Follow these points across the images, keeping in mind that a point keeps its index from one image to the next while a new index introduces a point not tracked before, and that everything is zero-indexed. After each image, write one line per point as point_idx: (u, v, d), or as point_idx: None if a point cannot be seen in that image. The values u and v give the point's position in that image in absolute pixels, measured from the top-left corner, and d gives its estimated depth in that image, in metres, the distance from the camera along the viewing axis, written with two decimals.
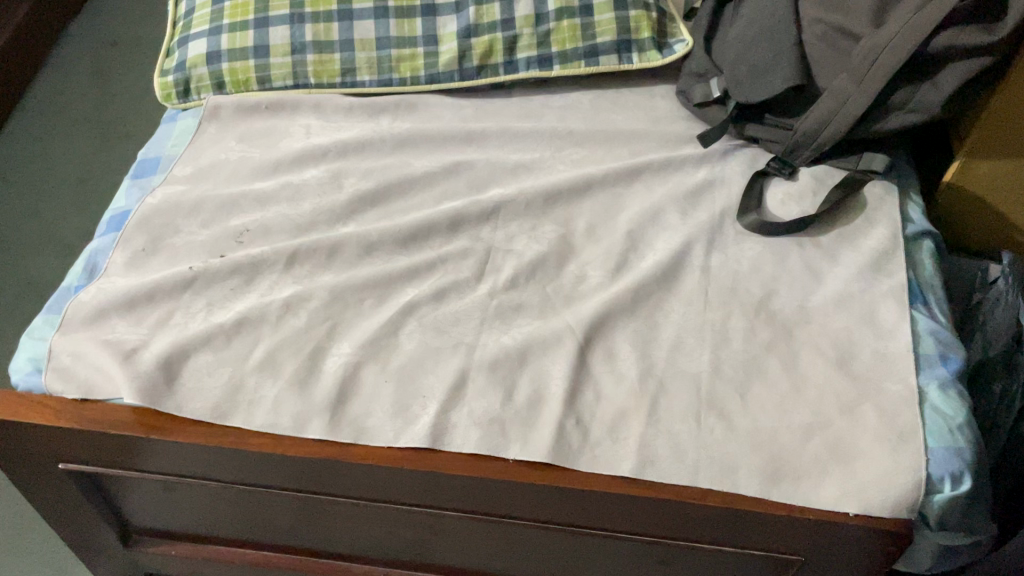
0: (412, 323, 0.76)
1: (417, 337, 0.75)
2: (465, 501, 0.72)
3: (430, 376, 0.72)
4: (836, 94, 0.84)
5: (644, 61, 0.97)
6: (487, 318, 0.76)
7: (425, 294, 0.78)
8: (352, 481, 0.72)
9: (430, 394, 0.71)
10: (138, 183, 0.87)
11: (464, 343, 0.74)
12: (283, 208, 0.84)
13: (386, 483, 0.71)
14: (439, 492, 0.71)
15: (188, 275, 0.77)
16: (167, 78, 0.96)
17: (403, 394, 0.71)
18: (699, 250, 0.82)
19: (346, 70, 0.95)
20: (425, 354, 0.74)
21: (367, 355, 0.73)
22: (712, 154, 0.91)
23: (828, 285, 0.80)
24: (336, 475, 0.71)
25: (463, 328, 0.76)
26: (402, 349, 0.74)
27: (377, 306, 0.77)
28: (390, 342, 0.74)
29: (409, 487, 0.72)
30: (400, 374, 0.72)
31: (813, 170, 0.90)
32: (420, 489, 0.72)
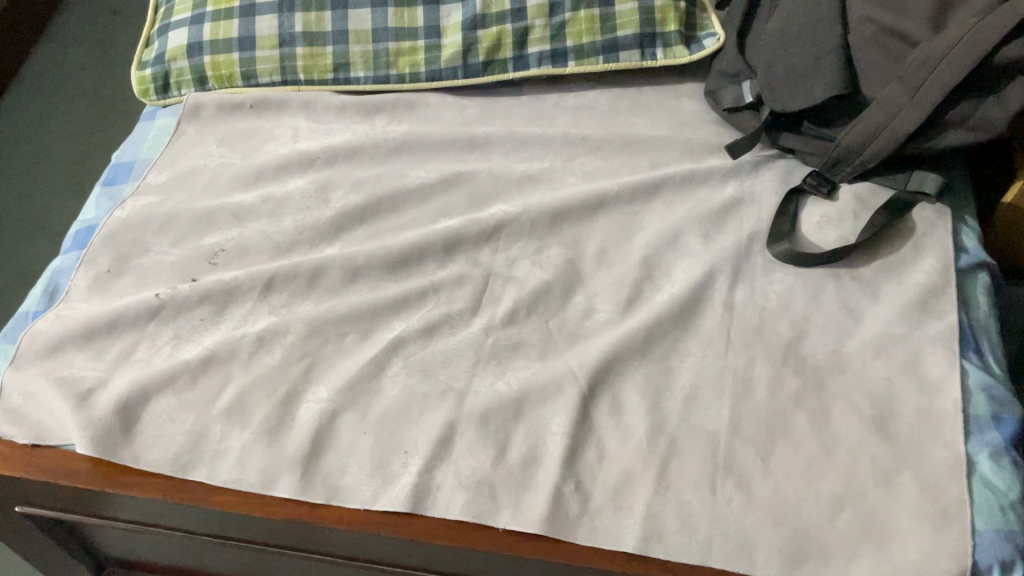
0: (397, 363, 0.68)
1: (402, 380, 0.67)
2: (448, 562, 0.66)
3: (414, 427, 0.65)
4: (885, 105, 0.74)
5: (669, 57, 0.88)
6: (481, 358, 0.69)
7: (414, 329, 0.70)
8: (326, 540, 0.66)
9: (414, 449, 0.64)
10: (108, 192, 0.80)
11: (453, 389, 0.67)
12: (262, 224, 0.76)
13: (362, 544, 0.65)
14: (419, 553, 0.65)
15: (153, 303, 0.70)
16: (144, 72, 0.88)
17: (383, 448, 0.64)
18: (722, 282, 0.73)
19: (339, 65, 0.86)
20: (409, 401, 0.66)
21: (345, 401, 0.66)
22: (742, 167, 0.82)
23: (867, 327, 0.71)
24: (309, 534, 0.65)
25: (453, 370, 0.68)
26: (384, 394, 0.67)
27: (359, 342, 0.70)
28: (371, 386, 0.67)
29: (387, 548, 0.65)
30: (381, 425, 0.65)
31: (856, 188, 0.80)
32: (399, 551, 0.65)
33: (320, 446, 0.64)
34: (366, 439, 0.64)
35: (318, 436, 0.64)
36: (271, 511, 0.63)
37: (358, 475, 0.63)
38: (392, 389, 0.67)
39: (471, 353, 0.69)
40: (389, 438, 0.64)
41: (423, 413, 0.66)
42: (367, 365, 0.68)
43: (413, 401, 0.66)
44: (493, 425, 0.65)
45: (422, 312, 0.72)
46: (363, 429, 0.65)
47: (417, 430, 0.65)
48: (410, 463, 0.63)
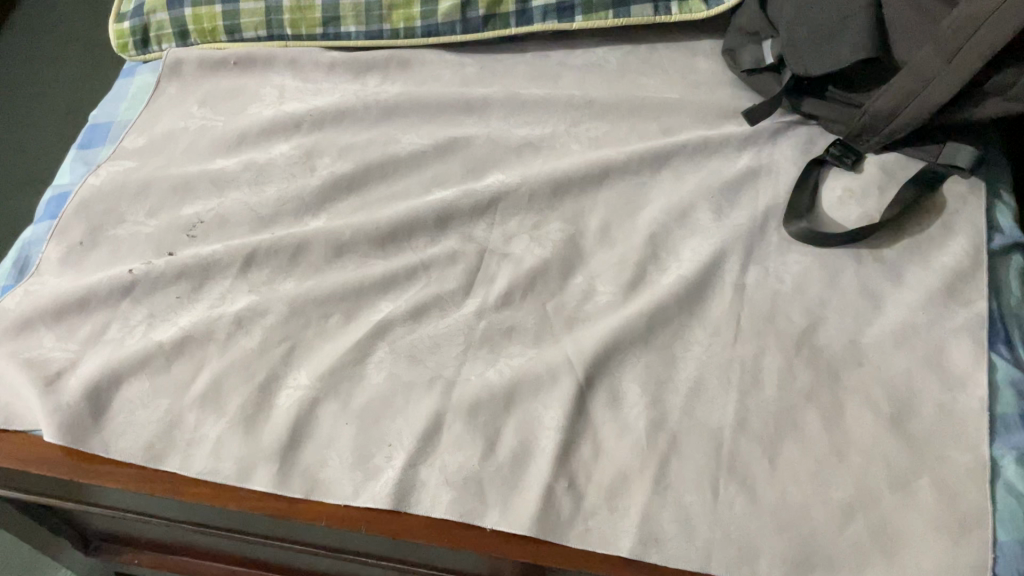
0: (382, 348, 0.64)
1: (388, 366, 0.63)
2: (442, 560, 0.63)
3: (400, 417, 0.61)
4: (917, 72, 0.67)
5: (684, 12, 0.81)
6: (472, 343, 0.65)
7: (402, 311, 0.66)
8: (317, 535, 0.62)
9: (399, 441, 0.60)
10: (84, 156, 0.76)
11: (441, 377, 0.63)
12: (244, 194, 0.72)
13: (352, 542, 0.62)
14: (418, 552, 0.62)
15: (126, 280, 0.66)
16: (121, 24, 0.81)
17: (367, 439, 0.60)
18: (733, 263, 0.68)
19: (328, 19, 0.80)
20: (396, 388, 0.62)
21: (326, 387, 0.62)
22: (760, 135, 0.76)
23: (889, 314, 0.65)
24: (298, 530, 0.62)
25: (442, 355, 0.64)
26: (368, 381, 0.63)
27: (343, 324, 0.66)
28: (357, 371, 0.63)
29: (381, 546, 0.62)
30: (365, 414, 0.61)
31: (883, 159, 0.74)
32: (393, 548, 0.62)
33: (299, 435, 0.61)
34: (349, 429, 0.61)
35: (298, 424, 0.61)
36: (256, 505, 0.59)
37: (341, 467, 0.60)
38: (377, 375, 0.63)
39: (462, 338, 0.65)
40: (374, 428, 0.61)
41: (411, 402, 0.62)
42: (351, 349, 0.64)
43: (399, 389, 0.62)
44: (483, 417, 0.61)
45: (412, 292, 0.67)
46: (345, 418, 0.61)
47: (404, 421, 0.61)
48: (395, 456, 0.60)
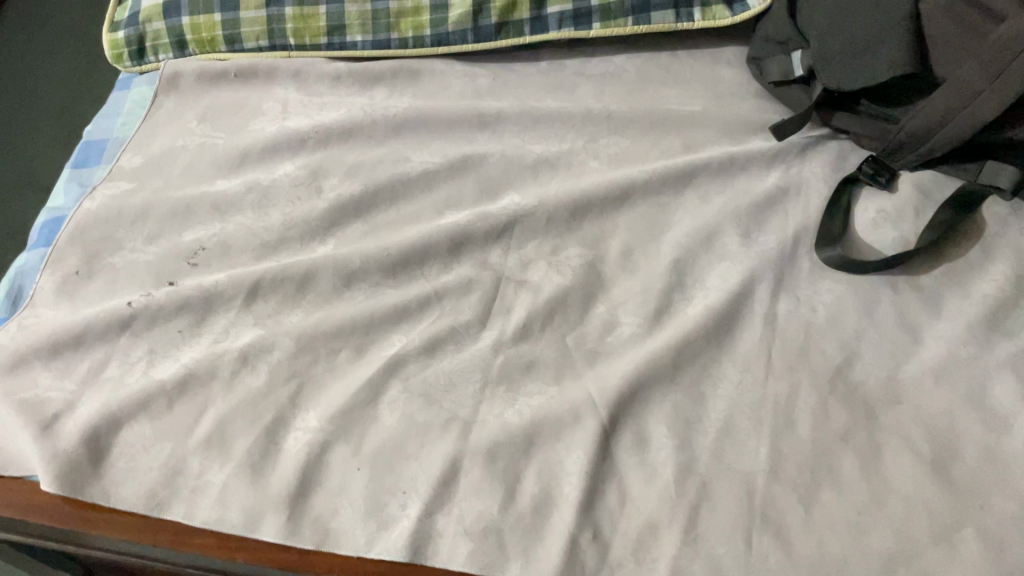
0: (395, 387, 0.61)
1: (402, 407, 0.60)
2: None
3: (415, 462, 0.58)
4: (957, 89, 0.63)
5: (708, 19, 0.77)
6: (489, 381, 0.61)
7: (415, 346, 0.62)
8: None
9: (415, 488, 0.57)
10: (78, 176, 0.72)
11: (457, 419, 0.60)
12: (247, 218, 0.68)
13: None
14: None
15: (124, 314, 0.63)
16: (116, 34, 0.77)
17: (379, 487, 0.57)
18: (763, 292, 0.65)
19: (333, 28, 0.76)
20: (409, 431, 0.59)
21: (337, 430, 0.59)
22: (788, 151, 0.72)
23: (928, 348, 0.62)
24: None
25: (458, 394, 0.61)
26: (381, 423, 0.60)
27: (353, 360, 0.62)
28: (369, 412, 0.60)
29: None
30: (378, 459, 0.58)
31: (919, 177, 0.70)
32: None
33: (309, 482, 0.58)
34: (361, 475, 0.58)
35: (308, 470, 0.58)
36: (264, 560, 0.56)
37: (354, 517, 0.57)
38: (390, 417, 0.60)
39: (478, 375, 0.62)
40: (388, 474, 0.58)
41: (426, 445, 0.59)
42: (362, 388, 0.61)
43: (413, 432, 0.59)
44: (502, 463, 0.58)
45: (425, 325, 0.64)
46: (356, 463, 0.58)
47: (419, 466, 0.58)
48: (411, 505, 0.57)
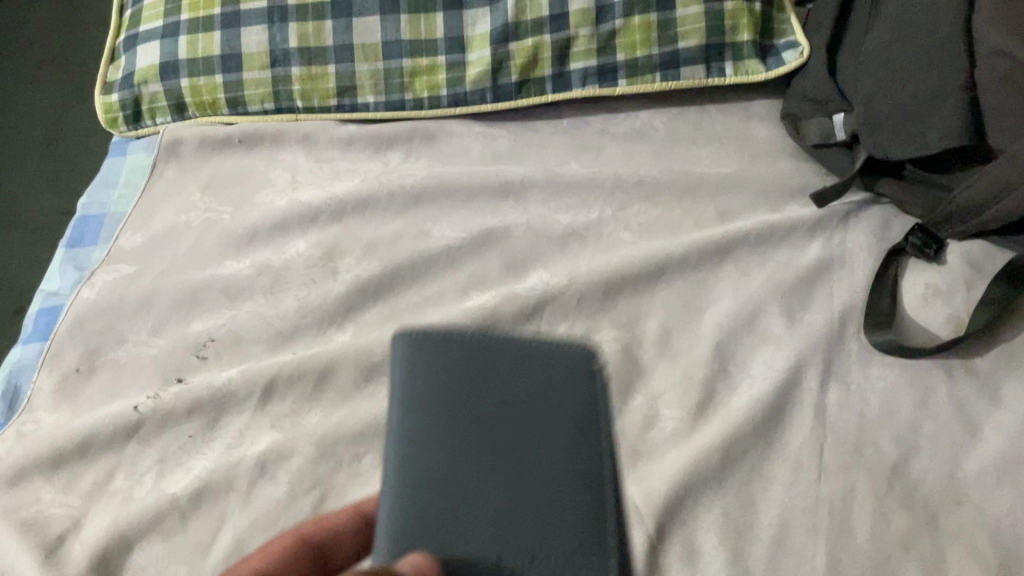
0: (485, 394, 0.49)
1: (491, 418, 0.48)
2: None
3: (546, 476, 0.48)
4: (1016, 162, 0.59)
5: (740, 73, 0.73)
6: (599, 401, 0.52)
7: (511, 350, 0.50)
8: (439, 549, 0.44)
9: (569, 526, 0.47)
10: (74, 258, 0.67)
11: (563, 451, 0.49)
12: (259, 304, 0.64)
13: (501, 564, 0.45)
14: (613, 574, 0.48)
15: (132, 419, 0.59)
16: (110, 97, 0.72)
17: (482, 537, 0.45)
18: (811, 381, 0.61)
19: (343, 88, 0.72)
20: (508, 434, 0.48)
21: (413, 442, 0.47)
22: (830, 220, 0.68)
23: (988, 441, 0.58)
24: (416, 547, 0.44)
25: (547, 445, 0.49)
26: (475, 428, 0.48)
27: (428, 355, 0.49)
28: (458, 418, 0.48)
29: (518, 551, 0.46)
30: (468, 488, 0.46)
31: (969, 247, 0.66)
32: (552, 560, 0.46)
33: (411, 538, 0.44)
34: (442, 513, 0.45)
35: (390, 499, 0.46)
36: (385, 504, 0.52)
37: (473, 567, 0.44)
38: (494, 420, 0.48)
39: (580, 391, 0.51)
40: (493, 505, 0.46)
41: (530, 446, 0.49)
42: (451, 378, 0.49)
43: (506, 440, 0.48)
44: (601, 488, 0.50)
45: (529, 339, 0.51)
46: (440, 494, 0.46)
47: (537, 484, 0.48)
48: (556, 562, 0.46)
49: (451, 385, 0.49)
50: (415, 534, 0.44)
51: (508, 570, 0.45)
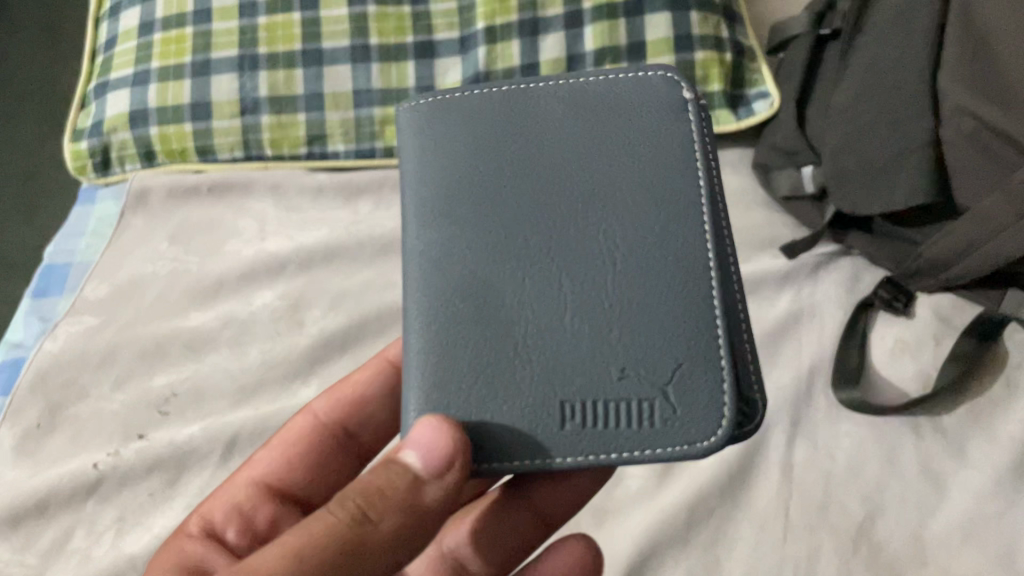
0: (519, 136, 0.45)
1: (524, 158, 0.45)
2: (722, 389, 0.41)
3: (618, 272, 0.43)
4: (980, 221, 0.58)
5: (712, 123, 0.73)
6: (695, 143, 0.44)
7: (559, 113, 0.46)
8: (474, 368, 0.42)
9: (657, 337, 0.42)
10: (39, 309, 0.67)
11: (628, 182, 0.44)
12: (223, 357, 0.63)
13: (565, 416, 0.41)
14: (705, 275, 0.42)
15: (91, 477, 0.58)
16: (80, 144, 0.73)
17: (540, 383, 0.41)
18: (777, 438, 0.61)
19: (313, 137, 0.71)
20: (556, 199, 0.44)
21: (437, 241, 0.44)
22: (799, 273, 0.68)
23: (954, 501, 0.58)
24: (449, 411, 0.41)
25: (617, 224, 0.43)
26: (513, 212, 0.44)
27: (455, 118, 0.46)
28: (492, 197, 0.44)
29: (597, 372, 0.41)
30: (508, 290, 0.43)
31: (938, 301, 0.66)
32: (615, 372, 0.41)
33: (443, 385, 0.41)
34: (491, 351, 0.42)
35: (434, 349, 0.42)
36: (338, 403, 0.54)
37: (525, 399, 0.41)
38: (540, 187, 0.44)
39: (680, 126, 0.44)
40: (545, 320, 0.42)
41: (583, 163, 0.44)
42: (479, 139, 0.45)
43: (560, 215, 0.44)
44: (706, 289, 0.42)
45: (581, 81, 0.46)
46: (474, 256, 0.43)
47: (618, 281, 0.42)
48: (629, 383, 0.41)
49: (478, 159, 0.45)
50: (450, 399, 0.41)
51: (576, 404, 0.41)
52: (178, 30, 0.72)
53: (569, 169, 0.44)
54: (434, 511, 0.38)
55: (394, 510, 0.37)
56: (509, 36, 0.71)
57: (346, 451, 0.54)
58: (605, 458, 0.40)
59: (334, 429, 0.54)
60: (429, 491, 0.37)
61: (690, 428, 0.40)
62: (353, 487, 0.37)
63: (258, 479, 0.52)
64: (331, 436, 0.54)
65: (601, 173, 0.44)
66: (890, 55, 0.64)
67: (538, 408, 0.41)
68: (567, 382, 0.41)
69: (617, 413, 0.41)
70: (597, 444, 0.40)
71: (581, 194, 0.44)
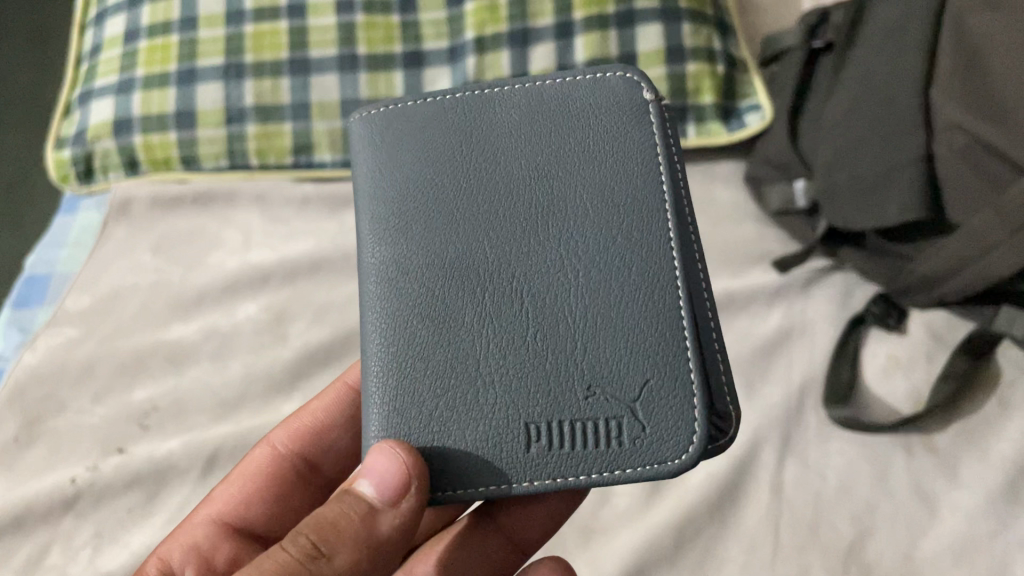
0: (475, 149, 0.44)
1: (481, 172, 0.43)
2: (690, 403, 0.40)
3: (579, 286, 0.42)
4: (972, 237, 0.57)
5: (704, 135, 0.73)
6: (655, 149, 0.43)
7: (515, 124, 0.44)
8: (433, 391, 0.41)
9: (619, 354, 0.41)
10: (19, 319, 0.66)
11: (588, 195, 0.43)
12: (204, 370, 0.62)
13: (528, 436, 0.40)
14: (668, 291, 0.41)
15: (68, 492, 0.57)
16: (62, 153, 0.72)
17: (502, 405, 0.41)
18: (768, 456, 0.60)
19: (299, 146, 0.70)
20: (512, 212, 0.43)
21: (390, 262, 0.43)
22: (790, 288, 0.68)
23: (945, 521, 0.57)
24: (409, 436, 0.41)
25: (578, 240, 0.42)
26: (469, 228, 0.43)
27: (406, 130, 0.45)
28: (446, 214, 0.43)
29: (560, 394, 0.41)
30: (466, 311, 0.42)
31: (930, 318, 0.65)
32: (575, 393, 0.41)
33: (403, 409, 0.41)
34: (451, 374, 0.41)
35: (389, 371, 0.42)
36: (298, 433, 0.54)
37: (484, 420, 0.41)
38: (497, 200, 0.43)
39: (639, 131, 0.43)
40: (504, 341, 0.42)
41: (543, 174, 0.43)
42: (430, 152, 0.44)
43: (517, 229, 0.43)
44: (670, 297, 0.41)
45: (538, 84, 0.44)
46: (431, 277, 0.42)
47: (579, 298, 0.42)
48: (592, 403, 0.40)
49: (430, 173, 0.43)
50: (410, 424, 0.41)
51: (539, 428, 0.40)
52: (164, 37, 0.71)
53: (527, 181, 0.43)
54: (388, 542, 0.38)
55: (348, 545, 0.36)
56: (497, 46, 0.71)
57: (309, 482, 0.54)
58: (571, 481, 0.40)
59: (296, 460, 0.53)
60: (382, 520, 0.38)
61: (657, 446, 0.40)
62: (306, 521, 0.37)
63: (220, 517, 0.51)
64: (293, 467, 0.53)
65: (561, 182, 0.43)
66: (883, 70, 0.64)
67: (500, 430, 0.41)
68: (528, 402, 0.41)
69: (580, 435, 0.40)
70: (563, 467, 0.40)
71: (544, 204, 0.43)
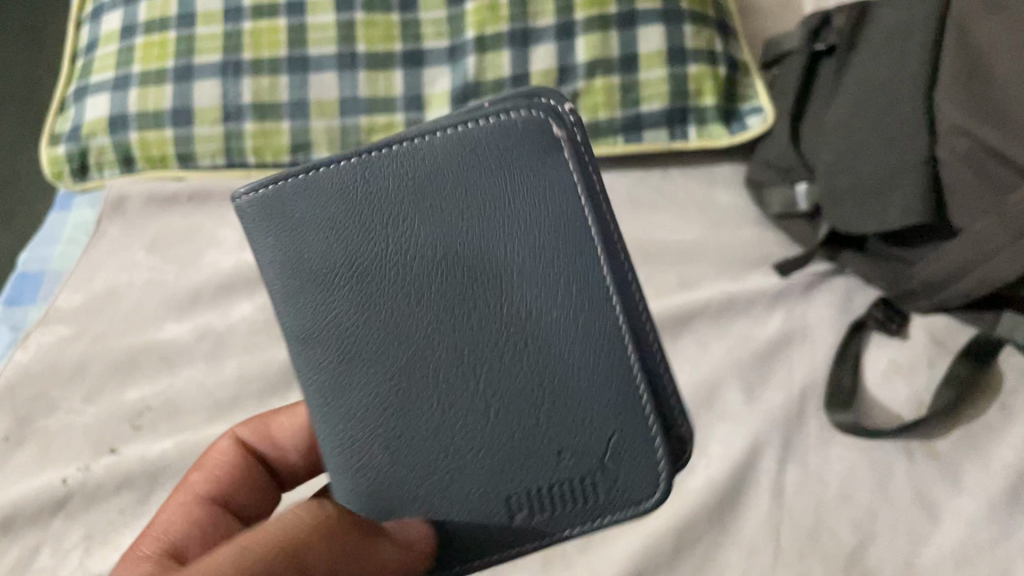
0: (383, 231, 0.39)
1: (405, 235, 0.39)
2: (649, 456, 0.37)
3: (526, 356, 0.38)
4: (974, 241, 0.57)
5: (704, 138, 0.72)
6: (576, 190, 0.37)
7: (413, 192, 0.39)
8: (411, 477, 0.40)
9: (579, 416, 0.37)
10: (10, 318, 0.65)
11: (514, 255, 0.38)
12: (199, 370, 0.62)
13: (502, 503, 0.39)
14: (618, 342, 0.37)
15: (59, 493, 0.56)
16: (57, 150, 0.71)
17: (478, 480, 0.39)
18: (769, 461, 0.59)
19: (297, 145, 0.70)
20: (444, 291, 0.39)
21: (335, 344, 0.41)
22: (791, 293, 0.67)
23: (947, 528, 0.56)
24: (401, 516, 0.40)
25: (519, 305, 0.38)
26: (409, 300, 0.39)
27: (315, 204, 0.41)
28: (388, 287, 0.40)
29: (529, 458, 0.38)
30: (419, 403, 0.39)
31: (932, 322, 0.65)
32: (543, 458, 0.38)
33: (387, 499, 0.40)
34: (418, 457, 0.40)
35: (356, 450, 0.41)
36: (269, 438, 0.52)
37: (460, 492, 0.39)
38: (422, 284, 0.39)
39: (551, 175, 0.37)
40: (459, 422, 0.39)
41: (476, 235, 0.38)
42: (346, 247, 0.40)
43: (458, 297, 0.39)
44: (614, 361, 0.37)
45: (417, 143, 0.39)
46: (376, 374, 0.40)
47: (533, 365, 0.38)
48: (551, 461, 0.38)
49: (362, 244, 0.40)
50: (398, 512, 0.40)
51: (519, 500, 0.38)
52: (161, 33, 0.70)
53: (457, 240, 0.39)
54: (386, 566, 0.38)
55: (340, 545, 0.37)
56: (498, 45, 0.70)
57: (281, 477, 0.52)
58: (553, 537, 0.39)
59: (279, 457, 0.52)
60: (383, 550, 0.38)
61: (629, 494, 0.37)
62: (310, 509, 0.39)
63: (207, 494, 0.48)
64: (262, 471, 0.51)
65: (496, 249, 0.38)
66: (885, 73, 0.63)
67: (478, 500, 0.39)
68: (503, 474, 0.38)
69: (560, 498, 0.38)
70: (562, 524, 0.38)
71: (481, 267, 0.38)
